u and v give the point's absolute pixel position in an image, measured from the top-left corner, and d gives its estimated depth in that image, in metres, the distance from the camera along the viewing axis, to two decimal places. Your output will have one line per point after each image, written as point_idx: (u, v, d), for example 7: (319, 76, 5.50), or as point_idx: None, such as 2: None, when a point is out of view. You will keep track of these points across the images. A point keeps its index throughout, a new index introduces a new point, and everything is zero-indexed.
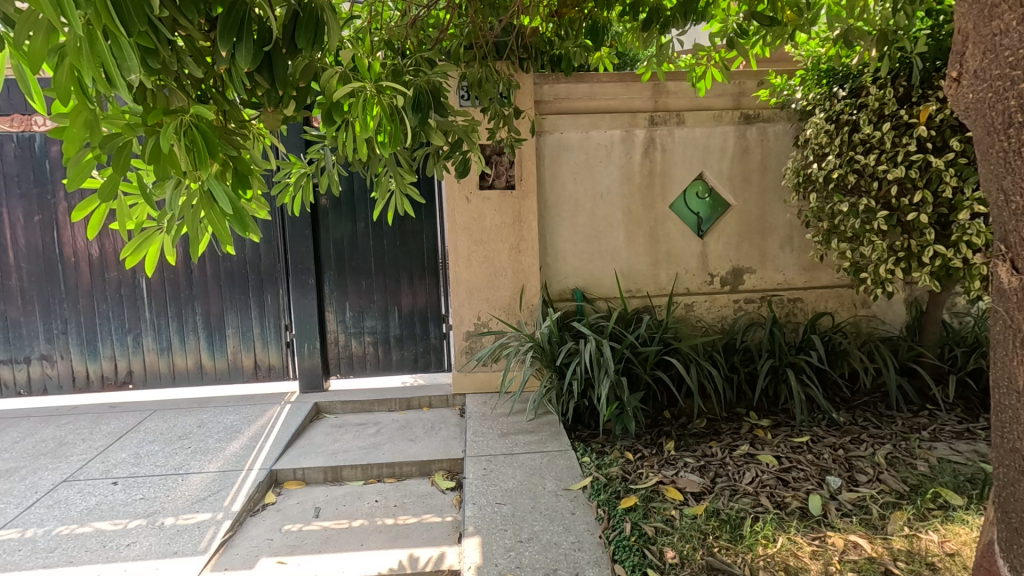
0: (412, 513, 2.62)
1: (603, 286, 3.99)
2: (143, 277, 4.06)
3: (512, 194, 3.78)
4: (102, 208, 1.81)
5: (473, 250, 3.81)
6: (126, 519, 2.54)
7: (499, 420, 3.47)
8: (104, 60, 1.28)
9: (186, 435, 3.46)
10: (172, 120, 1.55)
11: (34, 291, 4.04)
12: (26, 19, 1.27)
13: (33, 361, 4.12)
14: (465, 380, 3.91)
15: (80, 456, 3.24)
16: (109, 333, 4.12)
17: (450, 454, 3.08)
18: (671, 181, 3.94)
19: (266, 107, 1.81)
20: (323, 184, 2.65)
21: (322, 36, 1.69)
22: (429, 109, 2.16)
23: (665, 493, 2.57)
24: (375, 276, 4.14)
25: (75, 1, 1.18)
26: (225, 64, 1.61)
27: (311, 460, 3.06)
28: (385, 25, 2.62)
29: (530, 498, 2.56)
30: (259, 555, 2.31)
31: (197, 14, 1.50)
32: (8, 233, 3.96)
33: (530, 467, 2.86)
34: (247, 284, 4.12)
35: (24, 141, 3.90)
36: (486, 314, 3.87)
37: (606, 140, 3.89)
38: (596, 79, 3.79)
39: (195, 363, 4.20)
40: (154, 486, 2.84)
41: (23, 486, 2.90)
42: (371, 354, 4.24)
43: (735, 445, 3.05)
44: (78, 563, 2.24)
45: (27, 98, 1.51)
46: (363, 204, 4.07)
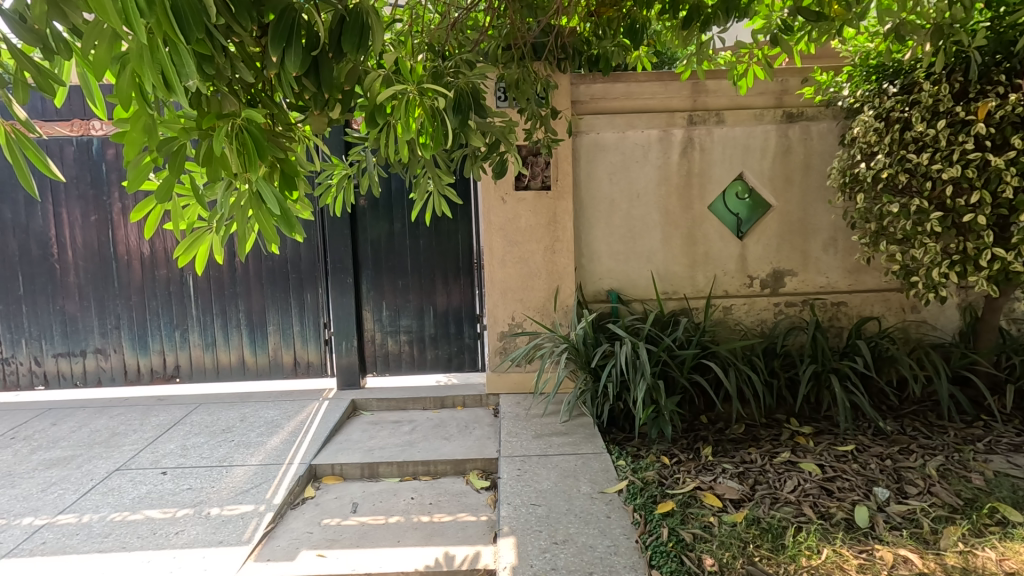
0: (447, 512, 2.64)
1: (638, 288, 3.94)
2: (191, 275, 4.21)
3: (548, 194, 3.77)
4: (158, 209, 1.89)
5: (508, 251, 3.82)
6: (175, 508, 2.64)
7: (532, 420, 3.47)
8: (163, 67, 1.33)
9: (230, 428, 3.57)
10: (225, 124, 1.61)
11: (90, 288, 4.24)
12: (93, 29, 1.34)
13: (88, 355, 4.32)
14: (498, 380, 3.92)
15: (131, 446, 3.38)
16: (158, 328, 4.29)
17: (484, 454, 3.09)
18: (710, 181, 3.87)
19: (312, 109, 1.85)
20: (363, 185, 2.69)
21: (367, 39, 1.72)
22: (469, 111, 2.19)
23: (703, 499, 2.52)
24: (411, 275, 4.20)
25: (140, 9, 1.23)
26: (275, 69, 1.66)
27: (349, 456, 3.12)
28: (425, 29, 2.66)
29: (565, 500, 2.55)
30: (300, 547, 2.37)
31: (250, 21, 1.54)
32: (68, 232, 4.17)
33: (565, 468, 2.85)
34: (288, 282, 4.23)
35: (83, 145, 4.10)
36: (521, 315, 3.88)
37: (643, 140, 3.84)
38: (633, 79, 3.75)
39: (238, 359, 4.34)
40: (200, 477, 2.94)
41: (80, 473, 3.04)
42: (406, 352, 4.29)
43: (776, 452, 2.97)
44: (130, 548, 2.34)
45: (90, 103, 1.60)
46: (400, 205, 4.13)
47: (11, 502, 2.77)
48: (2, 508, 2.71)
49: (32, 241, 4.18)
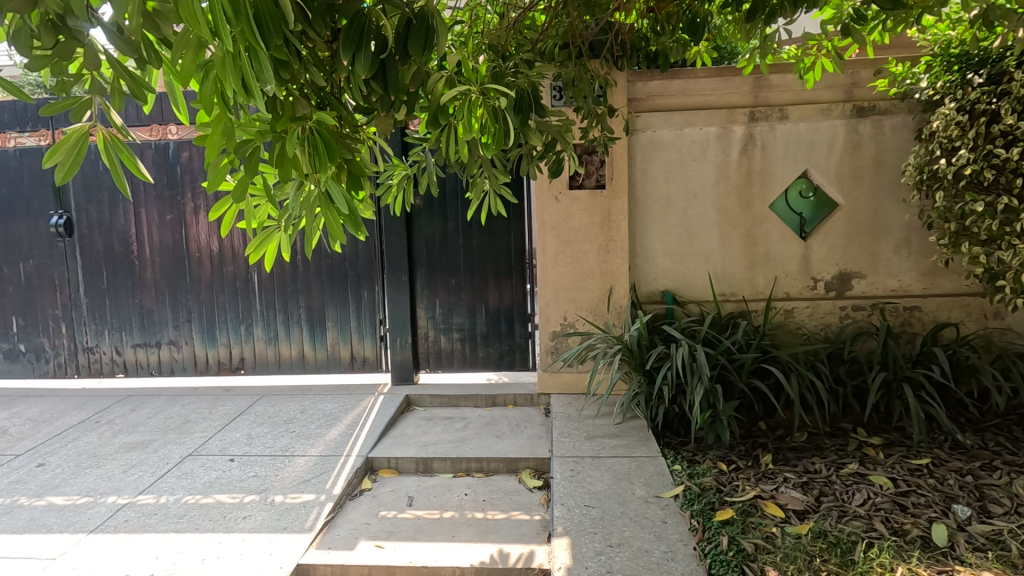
0: (501, 509, 2.65)
1: (694, 289, 3.84)
2: (256, 272, 4.41)
3: (602, 193, 3.74)
4: (234, 209, 1.98)
5: (561, 251, 3.81)
6: (242, 494, 2.77)
7: (584, 421, 3.45)
8: (244, 73, 1.40)
9: (291, 420, 3.71)
10: (298, 126, 1.67)
11: (165, 283, 4.50)
12: (182, 40, 1.43)
13: (162, 346, 4.59)
14: (550, 380, 3.91)
15: (202, 433, 3.58)
16: (225, 322, 4.51)
17: (536, 453, 3.09)
18: (772, 179, 3.73)
19: (379, 111, 1.88)
20: (423, 184, 2.74)
21: (432, 41, 1.75)
22: (530, 111, 2.20)
23: (765, 508, 2.44)
24: (464, 274, 4.24)
25: (228, 18, 1.29)
26: (345, 72, 1.71)
27: (403, 451, 3.18)
28: (484, 29, 2.67)
29: (620, 504, 2.51)
30: (359, 537, 2.43)
31: (324, 27, 1.60)
32: (146, 230, 4.45)
33: (618, 471, 2.81)
34: (346, 280, 4.37)
35: (160, 149, 4.36)
36: (573, 315, 3.85)
37: (702, 137, 3.74)
38: (692, 75, 3.66)
39: (299, 353, 4.51)
40: (265, 465, 3.08)
41: (157, 457, 3.24)
42: (458, 350, 4.34)
43: (842, 463, 2.84)
44: (203, 530, 2.48)
45: (174, 107, 1.70)
46: (454, 205, 4.19)
47: (97, 482, 2.98)
48: (89, 487, 2.92)
49: (115, 238, 4.48)
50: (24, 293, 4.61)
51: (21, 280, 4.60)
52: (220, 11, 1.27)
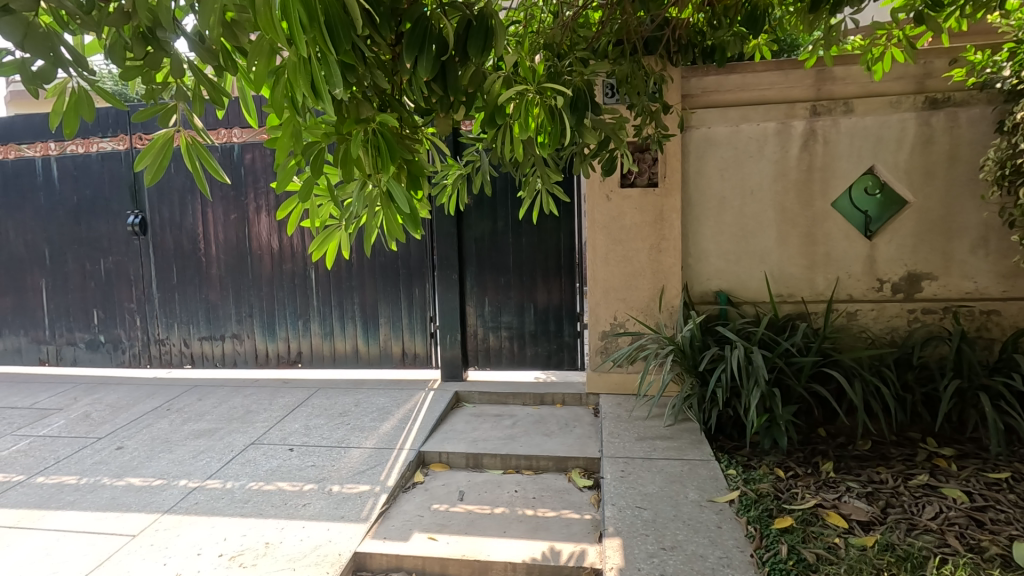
0: (551, 507, 2.66)
1: (750, 289, 3.73)
2: (313, 269, 4.58)
3: (654, 192, 3.69)
4: (299, 209, 2.07)
5: (611, 250, 3.78)
6: (302, 482, 2.89)
7: (635, 422, 3.41)
8: (314, 77, 1.46)
9: (346, 412, 3.84)
10: (362, 128, 1.73)
11: (229, 279, 4.73)
12: (257, 48, 1.50)
13: (226, 339, 4.83)
14: (599, 380, 3.89)
15: (263, 423, 3.74)
16: (285, 317, 4.70)
17: (586, 453, 3.08)
18: (834, 176, 3.58)
19: (438, 113, 1.92)
20: (476, 183, 2.77)
21: (490, 42, 1.78)
22: (586, 110, 2.19)
23: (826, 518, 2.35)
24: (513, 272, 4.27)
25: (302, 26, 1.35)
26: (407, 75, 1.75)
27: (454, 446, 3.23)
28: (540, 28, 2.67)
29: (672, 506, 2.47)
30: (413, 528, 2.49)
31: (389, 31, 1.65)
32: (212, 229, 4.69)
33: (671, 473, 2.77)
34: (398, 277, 4.47)
35: (226, 151, 4.58)
36: (623, 315, 3.81)
37: (759, 133, 3.62)
38: (750, 69, 3.55)
39: (352, 348, 4.64)
40: (322, 455, 3.20)
41: (223, 444, 3.41)
42: (507, 347, 4.36)
43: (910, 474, 2.70)
44: (266, 515, 2.60)
45: (245, 111, 1.80)
46: (504, 204, 4.22)
47: (170, 465, 3.17)
48: (163, 470, 3.11)
49: (184, 237, 4.75)
50: (104, 287, 4.94)
51: (101, 275, 4.93)
52: (295, 18, 1.32)
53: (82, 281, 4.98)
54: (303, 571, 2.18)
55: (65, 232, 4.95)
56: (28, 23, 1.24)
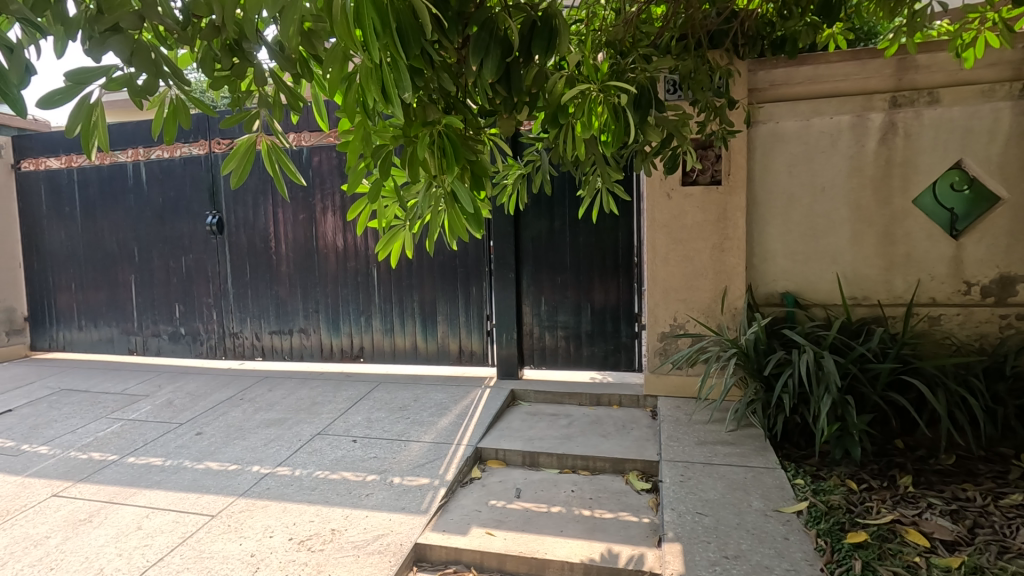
0: (608, 509, 2.64)
1: (820, 291, 3.55)
2: (375, 267, 4.74)
3: (718, 190, 3.58)
4: (367, 211, 2.15)
5: (671, 250, 3.70)
6: (365, 473, 3.00)
7: (695, 426, 3.32)
8: (385, 82, 1.51)
9: (406, 407, 3.94)
10: (429, 131, 1.77)
11: (297, 276, 4.96)
12: (331, 55, 1.57)
13: (294, 333, 5.06)
14: (657, 382, 3.81)
15: (328, 414, 3.91)
16: (348, 313, 4.88)
17: (644, 456, 3.03)
18: (916, 171, 3.35)
19: (502, 113, 1.94)
20: (536, 183, 2.77)
21: (554, 43, 1.78)
22: (650, 107, 2.16)
23: (905, 535, 2.21)
24: (570, 272, 4.25)
25: (376, 32, 1.40)
26: (473, 77, 1.78)
27: (511, 443, 3.26)
28: (602, 25, 2.65)
29: (735, 514, 2.40)
30: (471, 523, 2.53)
31: (457, 35, 1.69)
32: (282, 229, 4.93)
33: (733, 480, 2.68)
34: (456, 276, 4.55)
35: (295, 154, 4.81)
36: (683, 316, 3.72)
37: (832, 127, 3.44)
38: (823, 60, 3.38)
39: (411, 344, 4.76)
40: (383, 448, 3.30)
41: (291, 434, 3.59)
42: (563, 347, 4.35)
43: (1001, 493, 2.51)
44: (332, 503, 2.71)
45: (316, 115, 1.90)
46: (562, 204, 4.21)
47: (244, 452, 3.36)
48: (238, 456, 3.31)
49: (257, 236, 5.02)
50: (185, 283, 5.30)
51: (182, 272, 5.29)
52: (370, 26, 1.38)
53: (166, 278, 5.35)
54: (367, 558, 2.26)
55: (151, 231, 5.34)
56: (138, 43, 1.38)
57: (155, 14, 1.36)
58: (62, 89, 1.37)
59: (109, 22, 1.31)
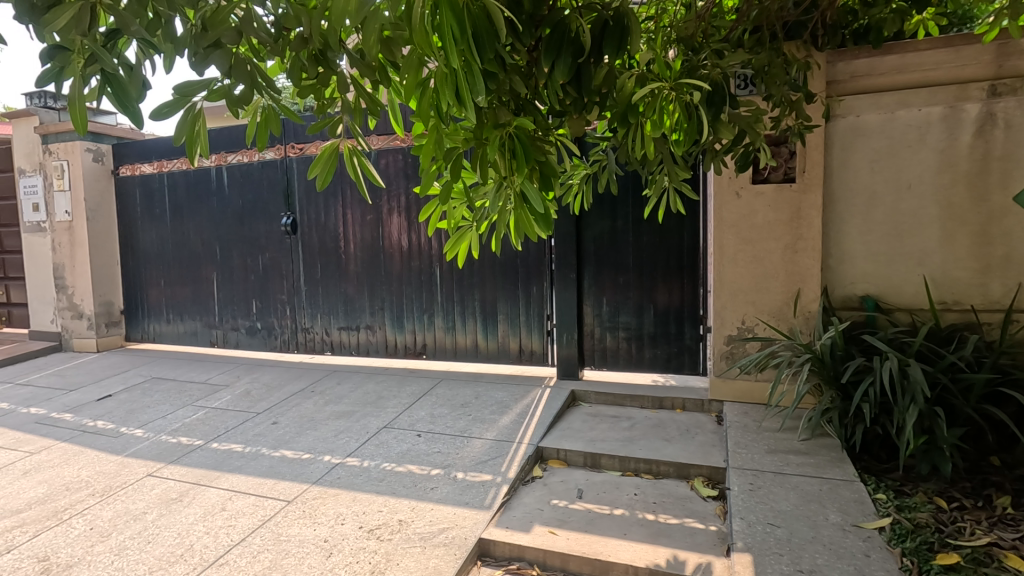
0: (673, 514, 2.58)
1: (904, 295, 3.34)
2: (438, 266, 4.85)
3: (791, 187, 3.43)
4: (438, 211, 2.21)
5: (740, 250, 3.57)
6: (429, 467, 3.08)
7: (764, 434, 3.20)
8: (460, 87, 1.55)
9: (467, 404, 4.02)
10: (500, 133, 1.80)
11: (364, 275, 5.15)
12: (408, 62, 1.62)
13: (361, 329, 5.26)
14: (723, 386, 3.70)
15: (393, 408, 4.04)
16: (412, 311, 5.02)
17: (710, 461, 2.95)
18: (1018, 165, 3.09)
19: (572, 114, 1.94)
20: (602, 183, 2.76)
21: (626, 42, 1.76)
22: (723, 104, 2.09)
23: (1003, 560, 2.06)
24: (632, 272, 4.20)
25: (454, 38, 1.43)
26: (543, 79, 1.79)
27: (572, 444, 3.26)
28: (671, 21, 2.59)
29: (810, 527, 2.29)
30: (533, 521, 2.54)
31: (529, 37, 1.70)
32: (351, 229, 5.14)
33: (807, 491, 2.57)
34: (517, 275, 4.59)
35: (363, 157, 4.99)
36: (752, 319, 3.59)
37: (920, 119, 3.23)
38: (912, 47, 3.14)
39: (472, 342, 4.84)
40: (446, 443, 3.38)
41: (359, 426, 3.73)
42: (624, 348, 4.29)
43: None
44: (398, 494, 2.81)
45: (391, 119, 1.97)
46: (625, 204, 4.16)
47: (316, 442, 3.53)
48: (310, 445, 3.47)
49: (327, 236, 5.25)
50: (261, 280, 5.61)
51: (259, 270, 5.61)
52: (448, 33, 1.42)
53: (245, 275, 5.69)
54: (433, 550, 2.33)
55: (232, 232, 5.69)
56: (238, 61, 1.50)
57: (251, 29, 1.47)
58: (170, 102, 1.51)
59: (212, 38, 1.43)
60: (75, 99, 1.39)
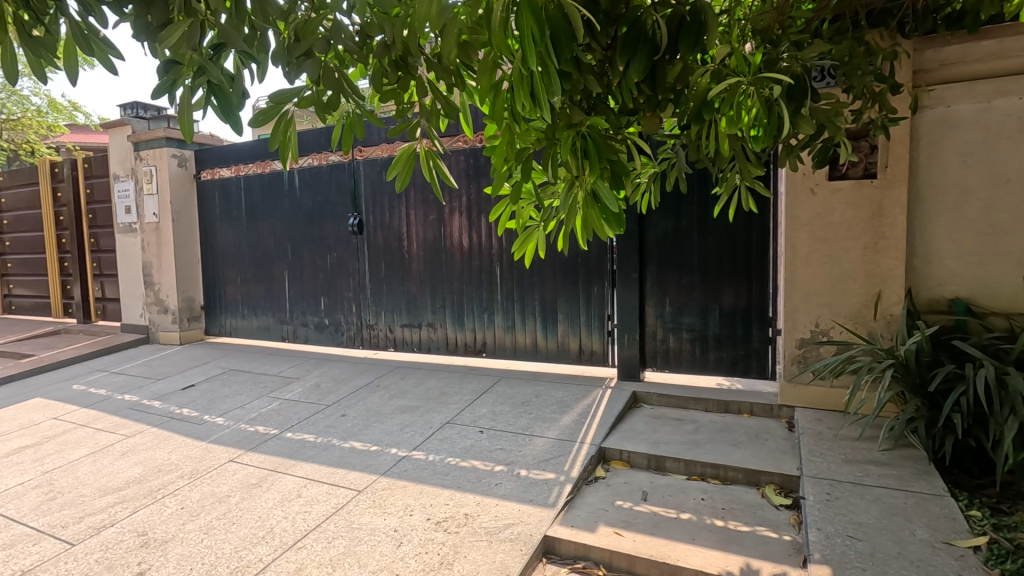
0: (743, 521, 2.51)
1: (1001, 298, 3.09)
2: (498, 265, 4.90)
3: (872, 183, 3.25)
4: (508, 211, 2.24)
5: (814, 249, 3.42)
6: (493, 463, 3.12)
7: (841, 442, 3.05)
8: (536, 88, 1.57)
9: (528, 402, 4.04)
10: (572, 133, 1.81)
11: (426, 274, 5.28)
12: (484, 64, 1.66)
13: (423, 327, 5.39)
14: (794, 392, 3.55)
15: (456, 404, 4.12)
16: (473, 309, 5.10)
17: (782, 469, 2.84)
18: None
19: (646, 112, 1.93)
20: (671, 181, 2.72)
21: (703, 37, 1.72)
22: (804, 98, 2.02)
23: None
24: (697, 272, 4.10)
25: (534, 39, 1.44)
26: (618, 78, 1.78)
27: (635, 445, 3.23)
28: (746, 14, 2.51)
29: (895, 542, 2.17)
30: (598, 521, 2.53)
31: (605, 37, 1.70)
32: (415, 229, 5.28)
33: (890, 504, 2.43)
34: (577, 275, 4.58)
35: None
36: (827, 322, 3.43)
37: (1020, 108, 3.00)
38: (1012, 31, 2.91)
39: (532, 341, 4.86)
40: (509, 440, 3.41)
41: (424, 421, 3.83)
42: (687, 350, 4.20)
43: None
44: (464, 489, 2.87)
45: (463, 121, 2.01)
46: (690, 202, 4.07)
47: (383, 435, 3.65)
48: (378, 438, 3.60)
49: (391, 236, 5.42)
50: (329, 279, 5.85)
51: (327, 268, 5.85)
52: (527, 34, 1.44)
53: (314, 273, 5.95)
54: (499, 545, 2.36)
55: (303, 232, 5.97)
56: (327, 69, 1.57)
57: (339, 37, 1.54)
58: (265, 109, 1.61)
59: (304, 48, 1.51)
60: (184, 108, 1.50)
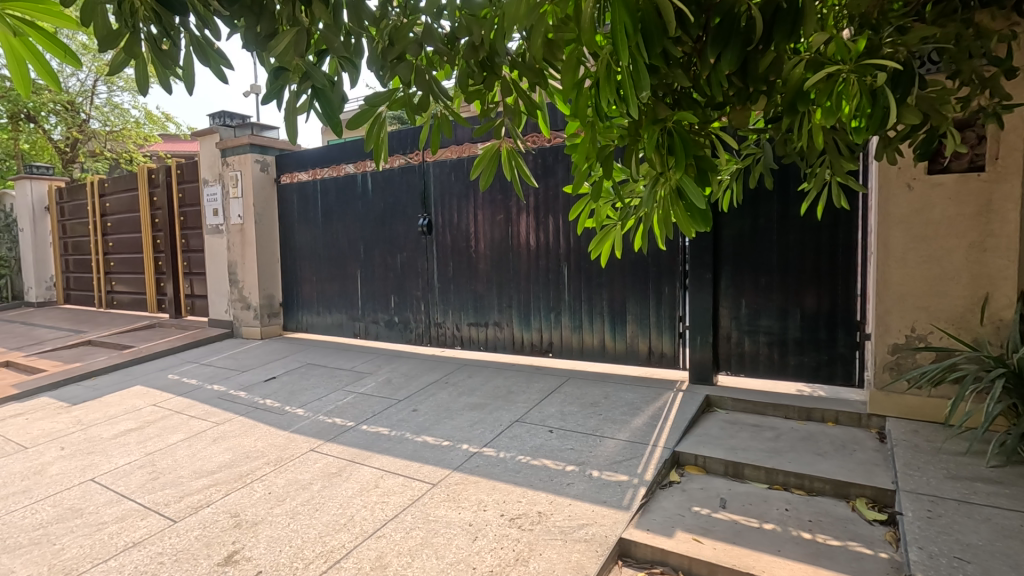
0: (833, 535, 2.38)
1: None
2: (566, 265, 4.89)
3: (979, 177, 3.00)
4: (587, 210, 2.23)
5: (910, 249, 3.20)
6: (564, 463, 3.12)
7: (941, 456, 2.83)
8: (624, 85, 1.55)
9: (597, 403, 4.00)
10: (658, 129, 1.76)
11: (493, 273, 5.34)
12: (567, 62, 1.65)
13: (489, 326, 5.45)
14: (886, 401, 3.32)
15: (524, 403, 4.14)
16: (539, 309, 5.11)
17: (875, 482, 2.67)
18: None
19: (736, 105, 1.87)
20: (754, 178, 2.61)
21: (799, 26, 1.60)
22: (910, 87, 1.90)
23: None
24: (776, 273, 3.92)
25: (626, 34, 1.42)
26: (708, 71, 1.73)
27: (711, 451, 3.13)
28: None
29: (1010, 567, 1.99)
30: (675, 526, 2.47)
31: (695, 29, 1.64)
32: (482, 229, 5.35)
33: (1004, 526, 2.23)
34: (647, 275, 4.49)
35: None
36: (925, 326, 3.20)
37: None
38: None
39: (600, 342, 4.81)
40: (579, 441, 3.39)
41: (493, 419, 3.87)
42: (765, 354, 4.03)
43: None
44: (536, 487, 2.87)
45: (542, 118, 2.01)
46: (769, 200, 3.90)
47: (453, 430, 3.72)
48: (449, 433, 3.67)
49: (460, 236, 5.52)
50: (399, 278, 6.03)
51: (397, 268, 6.03)
52: (620, 30, 1.41)
53: (385, 273, 6.15)
54: (574, 545, 2.35)
55: (374, 233, 6.18)
56: (421, 72, 1.62)
57: (430, 39, 1.57)
58: (361, 113, 1.65)
59: (397, 52, 1.57)
60: (289, 111, 1.58)
